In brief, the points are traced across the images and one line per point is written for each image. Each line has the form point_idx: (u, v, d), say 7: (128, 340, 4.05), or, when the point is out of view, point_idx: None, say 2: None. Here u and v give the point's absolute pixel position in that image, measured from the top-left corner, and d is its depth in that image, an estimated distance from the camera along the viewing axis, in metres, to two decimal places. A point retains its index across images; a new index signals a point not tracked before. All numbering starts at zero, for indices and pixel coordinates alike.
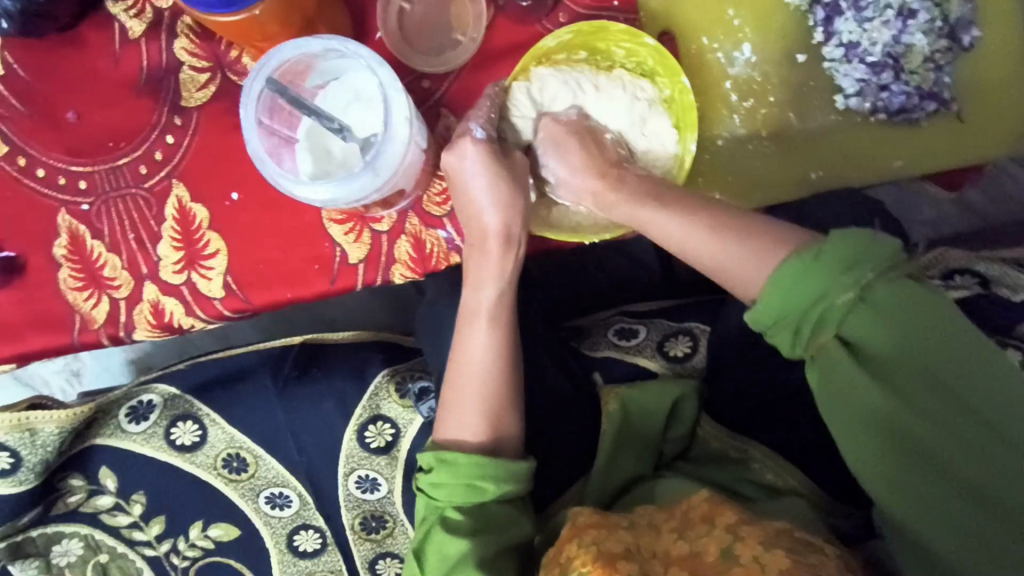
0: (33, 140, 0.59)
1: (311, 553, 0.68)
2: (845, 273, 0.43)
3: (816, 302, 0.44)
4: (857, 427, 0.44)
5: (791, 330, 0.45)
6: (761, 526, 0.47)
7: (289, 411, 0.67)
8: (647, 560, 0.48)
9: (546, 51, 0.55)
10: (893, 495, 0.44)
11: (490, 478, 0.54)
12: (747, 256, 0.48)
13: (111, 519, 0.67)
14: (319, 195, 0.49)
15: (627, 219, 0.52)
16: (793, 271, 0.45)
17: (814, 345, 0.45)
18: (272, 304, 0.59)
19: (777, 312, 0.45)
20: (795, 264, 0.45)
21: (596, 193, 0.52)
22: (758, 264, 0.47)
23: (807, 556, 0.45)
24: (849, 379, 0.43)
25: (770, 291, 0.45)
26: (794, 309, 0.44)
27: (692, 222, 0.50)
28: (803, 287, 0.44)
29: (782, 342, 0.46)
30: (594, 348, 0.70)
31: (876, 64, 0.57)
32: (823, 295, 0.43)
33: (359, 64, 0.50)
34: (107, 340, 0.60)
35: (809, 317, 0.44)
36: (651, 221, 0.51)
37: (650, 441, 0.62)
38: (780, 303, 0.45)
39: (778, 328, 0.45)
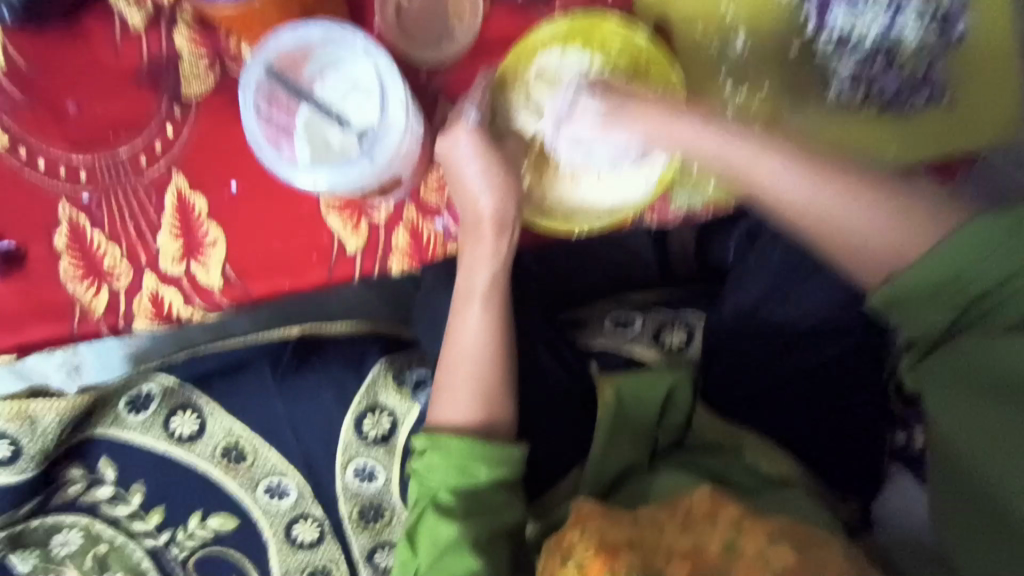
0: (35, 131, 0.60)
1: (310, 543, 0.68)
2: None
3: (957, 277, 0.51)
4: (960, 391, 0.51)
5: (923, 301, 0.52)
6: (764, 521, 0.48)
7: (287, 401, 0.67)
8: (649, 552, 0.48)
9: (538, 44, 0.56)
10: (951, 441, 0.52)
11: (482, 461, 0.55)
12: (887, 226, 0.55)
13: (110, 509, 0.68)
14: (319, 182, 0.50)
15: (715, 159, 0.56)
16: (957, 249, 0.51)
17: (953, 312, 0.52)
18: (271, 292, 0.59)
19: (916, 291, 0.52)
20: (972, 238, 0.50)
21: (652, 134, 0.55)
22: (893, 234, 0.55)
23: (812, 551, 0.46)
24: (1016, 348, 0.49)
25: (919, 271, 0.52)
26: (935, 286, 0.52)
27: (806, 179, 0.56)
28: (969, 268, 0.50)
29: (906, 318, 0.53)
30: (591, 339, 0.70)
31: (868, 54, 0.58)
32: (958, 274, 0.51)
33: (356, 53, 0.51)
34: (107, 329, 0.60)
35: (963, 293, 0.51)
36: (758, 167, 0.56)
37: (644, 430, 0.62)
38: (935, 278, 0.51)
39: (913, 303, 0.52)
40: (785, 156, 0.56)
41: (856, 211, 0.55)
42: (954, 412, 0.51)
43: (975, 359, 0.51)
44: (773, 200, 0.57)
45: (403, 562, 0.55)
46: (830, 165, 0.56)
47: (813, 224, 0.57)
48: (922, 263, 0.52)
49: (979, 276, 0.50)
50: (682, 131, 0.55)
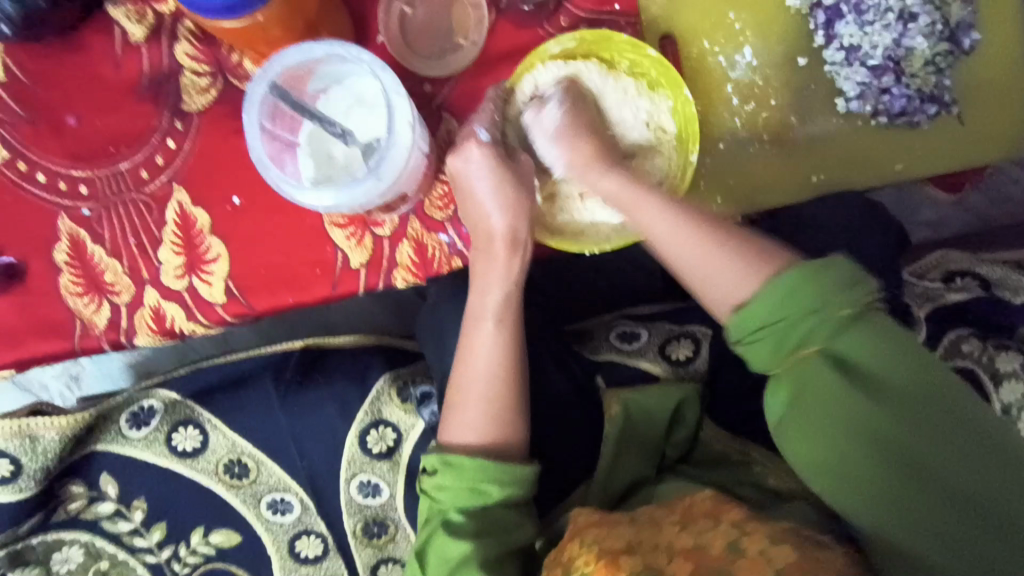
0: (34, 145, 0.59)
1: (313, 559, 0.67)
2: (848, 295, 0.45)
3: (785, 332, 0.45)
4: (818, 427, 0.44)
5: (775, 342, 0.46)
6: (766, 523, 0.48)
7: (291, 416, 0.66)
8: (649, 551, 0.48)
9: (544, 59, 0.55)
10: (852, 499, 0.44)
11: (493, 482, 0.54)
12: (721, 266, 0.49)
13: (111, 525, 0.67)
14: (323, 201, 0.49)
15: (614, 194, 0.53)
16: (785, 290, 0.46)
17: (788, 359, 0.46)
18: (274, 308, 0.59)
19: (761, 326, 0.46)
20: (789, 283, 0.46)
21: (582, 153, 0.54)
22: (737, 275, 0.49)
23: (818, 551, 0.46)
24: (820, 391, 0.44)
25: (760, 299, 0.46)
26: (790, 313, 0.45)
27: (682, 220, 0.51)
28: (786, 303, 0.45)
29: (757, 354, 0.47)
30: (596, 352, 0.70)
31: (877, 67, 0.58)
32: (810, 312, 0.45)
33: (361, 69, 0.50)
34: (108, 345, 0.59)
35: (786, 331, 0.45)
36: (643, 207, 0.52)
37: (652, 443, 0.62)
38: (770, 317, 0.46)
39: (762, 335, 0.46)
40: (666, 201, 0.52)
41: (707, 244, 0.50)
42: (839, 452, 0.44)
43: (817, 398, 0.44)
44: (657, 240, 0.52)
45: None
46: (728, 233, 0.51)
47: (686, 272, 0.51)
48: (754, 306, 0.46)
49: (824, 323, 0.45)
50: (597, 158, 0.53)
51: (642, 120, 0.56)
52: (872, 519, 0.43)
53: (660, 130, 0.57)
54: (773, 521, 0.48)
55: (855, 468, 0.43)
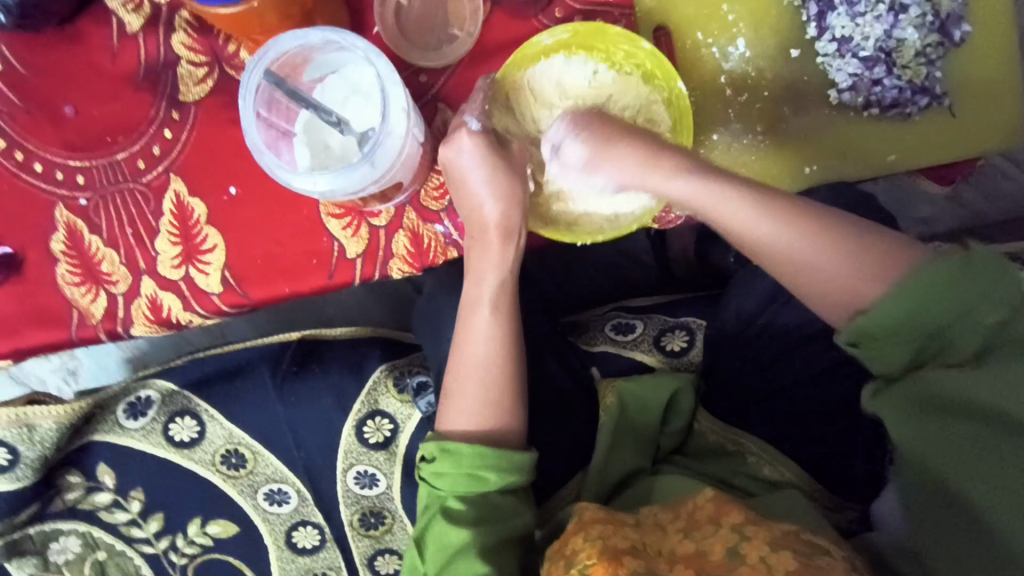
0: (31, 136, 0.59)
1: (310, 550, 0.68)
2: (995, 292, 0.41)
3: (922, 338, 0.43)
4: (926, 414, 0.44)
5: (909, 346, 0.44)
6: (768, 527, 0.47)
7: (287, 406, 0.67)
8: (653, 557, 0.49)
9: (535, 51, 0.56)
10: (929, 455, 0.44)
11: (492, 467, 0.54)
12: (838, 266, 0.47)
13: (108, 516, 0.67)
14: (318, 186, 0.49)
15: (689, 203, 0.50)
16: (923, 284, 0.43)
17: (909, 360, 0.44)
18: (270, 298, 0.59)
19: (888, 331, 0.44)
20: (925, 280, 0.43)
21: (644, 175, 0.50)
22: (857, 276, 0.47)
23: (817, 559, 0.44)
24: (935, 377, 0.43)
25: (886, 304, 0.44)
26: (915, 317, 0.43)
27: (782, 225, 0.48)
28: (922, 307, 0.43)
29: (890, 355, 0.44)
30: (592, 343, 0.70)
31: (869, 58, 0.58)
32: (953, 316, 0.42)
33: (356, 57, 0.51)
34: (105, 335, 0.60)
35: (921, 333, 0.43)
36: (730, 217, 0.49)
37: (647, 433, 0.63)
38: (906, 315, 0.43)
39: (896, 339, 0.44)
40: (760, 206, 0.48)
41: (812, 248, 0.48)
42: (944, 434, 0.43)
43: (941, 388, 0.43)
44: (754, 245, 0.49)
45: (412, 565, 0.55)
46: (833, 230, 0.48)
47: (793, 274, 0.49)
48: (883, 311, 0.44)
49: (977, 323, 0.42)
50: (668, 179, 0.50)
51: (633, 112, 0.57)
52: (943, 469, 0.43)
53: (654, 120, 0.56)
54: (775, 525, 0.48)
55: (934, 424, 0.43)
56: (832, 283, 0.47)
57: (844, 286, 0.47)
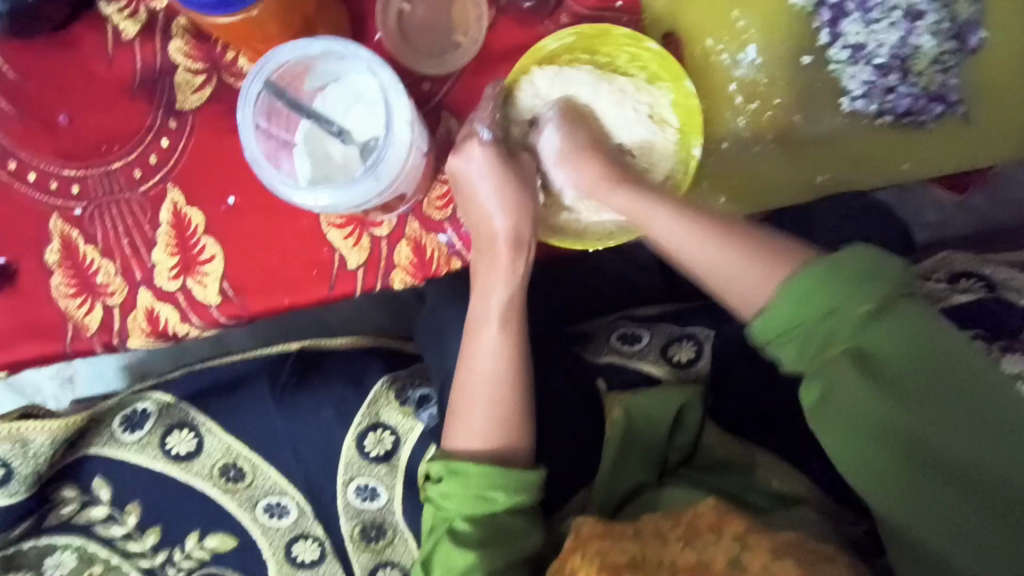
0: (25, 145, 0.58)
1: (310, 563, 0.66)
2: (866, 287, 0.43)
3: (809, 332, 0.44)
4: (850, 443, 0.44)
5: (801, 343, 0.44)
6: (770, 536, 0.46)
7: (287, 419, 0.65)
8: (653, 570, 0.47)
9: (544, 56, 0.55)
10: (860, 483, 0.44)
11: (501, 488, 0.53)
12: (744, 267, 0.48)
13: (104, 530, 0.66)
14: (319, 201, 0.47)
15: (622, 209, 0.52)
16: (805, 283, 0.45)
17: (814, 364, 0.45)
18: (270, 310, 0.58)
19: (782, 329, 0.45)
20: (812, 275, 0.45)
21: (594, 184, 0.53)
22: (753, 278, 0.48)
23: (822, 568, 0.44)
24: (847, 393, 0.44)
25: (782, 300, 0.45)
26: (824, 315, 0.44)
27: (691, 229, 0.50)
28: (814, 302, 0.44)
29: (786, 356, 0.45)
30: (597, 355, 0.68)
31: (883, 66, 0.57)
32: (837, 307, 0.43)
33: (359, 66, 0.49)
34: (100, 348, 0.58)
35: (806, 330, 0.44)
36: (650, 218, 0.51)
37: (655, 448, 0.61)
38: (789, 317, 0.45)
39: (785, 340, 0.45)
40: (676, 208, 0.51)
41: (714, 252, 0.49)
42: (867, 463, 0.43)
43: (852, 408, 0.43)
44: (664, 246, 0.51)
45: None
46: (741, 239, 0.49)
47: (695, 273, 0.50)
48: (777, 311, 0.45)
49: (851, 318, 0.43)
50: (610, 190, 0.52)
51: (646, 115, 0.55)
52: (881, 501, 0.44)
53: (664, 121, 0.56)
54: (777, 534, 0.47)
55: (889, 470, 0.43)
56: (728, 287, 0.49)
57: (738, 291, 0.48)
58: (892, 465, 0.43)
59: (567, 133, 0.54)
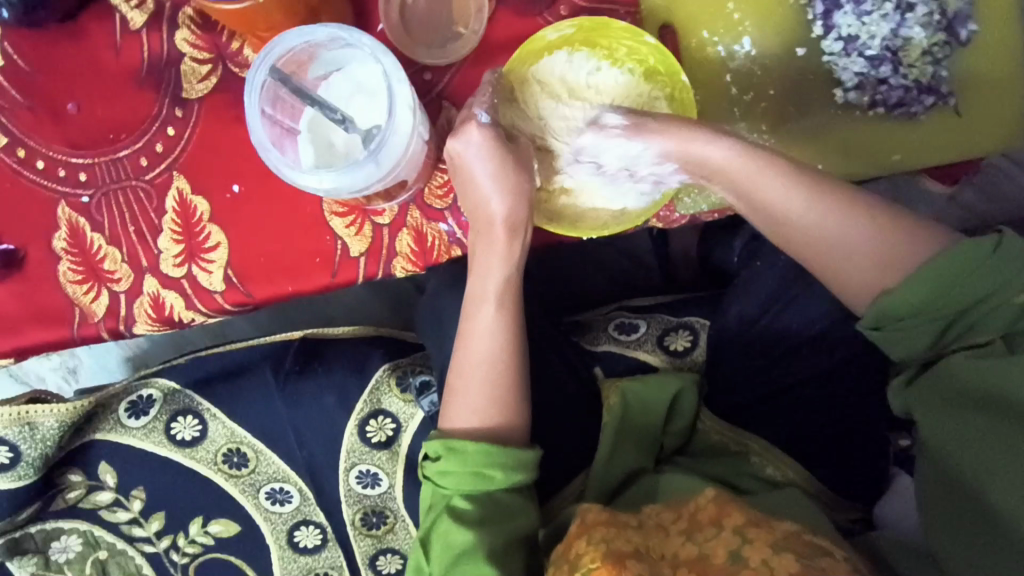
0: (34, 132, 0.59)
1: (311, 549, 0.67)
2: (1021, 276, 0.47)
3: (940, 306, 0.48)
4: (938, 406, 0.48)
5: (920, 326, 0.49)
6: (770, 529, 0.47)
7: (289, 406, 0.66)
8: (656, 560, 0.48)
9: (542, 45, 0.56)
10: (947, 451, 0.48)
11: (498, 466, 0.55)
12: (853, 235, 0.52)
13: (109, 515, 0.67)
14: (323, 184, 0.48)
15: (720, 170, 0.53)
16: (947, 268, 0.48)
17: (934, 345, 0.49)
18: (274, 296, 0.59)
19: (910, 311, 0.48)
20: (941, 265, 0.48)
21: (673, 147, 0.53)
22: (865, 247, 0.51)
23: (818, 560, 0.45)
24: (954, 366, 0.48)
25: (908, 288, 0.48)
26: (927, 304, 0.48)
27: (798, 192, 0.52)
28: (962, 286, 0.47)
29: (903, 337, 0.49)
30: (595, 343, 0.70)
31: (874, 57, 0.58)
32: (959, 294, 0.47)
33: (362, 54, 0.50)
34: (107, 333, 0.60)
35: (944, 308, 0.48)
36: (755, 182, 0.53)
37: (651, 434, 0.62)
38: (928, 294, 0.48)
39: (918, 316, 0.48)
40: (787, 175, 0.52)
41: (821, 220, 0.52)
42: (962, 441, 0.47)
43: (953, 379, 0.48)
44: (776, 217, 0.54)
45: (416, 567, 0.55)
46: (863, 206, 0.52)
47: (806, 245, 0.53)
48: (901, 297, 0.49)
49: (1008, 303, 0.47)
50: (696, 147, 0.52)
51: (636, 109, 0.57)
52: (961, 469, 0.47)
53: None
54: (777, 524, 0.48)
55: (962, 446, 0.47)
56: (840, 255, 0.52)
57: (849, 257, 0.52)
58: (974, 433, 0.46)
59: (634, 119, 0.53)
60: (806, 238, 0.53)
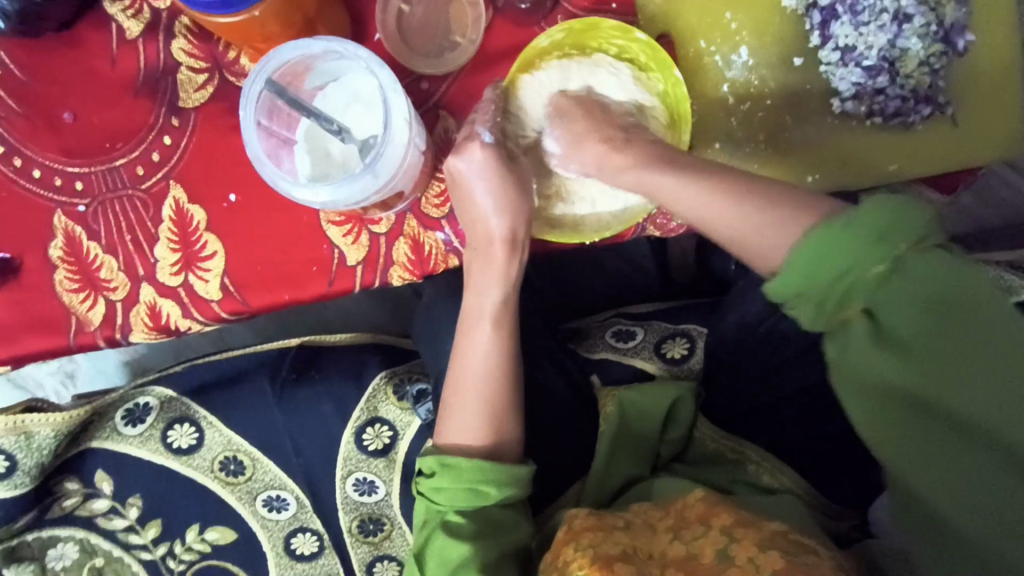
0: (30, 141, 0.59)
1: (308, 556, 0.67)
2: (877, 246, 0.40)
3: (832, 282, 0.41)
4: (870, 407, 0.42)
5: (819, 302, 0.42)
6: (757, 528, 0.47)
7: (287, 414, 0.66)
8: (643, 561, 0.48)
9: (538, 52, 0.56)
10: (890, 455, 0.42)
11: (491, 482, 0.55)
12: (765, 222, 0.47)
13: (106, 522, 0.67)
14: (320, 197, 0.48)
15: (631, 179, 0.52)
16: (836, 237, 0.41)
17: (830, 322, 0.43)
18: (271, 305, 0.59)
19: (793, 290, 0.43)
20: (829, 234, 0.42)
21: (602, 157, 0.53)
22: (775, 233, 0.47)
23: (801, 556, 0.45)
24: (861, 354, 0.42)
25: (795, 262, 0.43)
26: (809, 282, 0.42)
27: (701, 185, 0.49)
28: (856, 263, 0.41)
29: (804, 317, 0.43)
30: (592, 351, 0.70)
31: (872, 68, 0.58)
32: (849, 270, 0.41)
33: (357, 65, 0.50)
34: (103, 342, 0.59)
35: (835, 284, 0.41)
36: (657, 183, 0.51)
37: (647, 442, 0.62)
38: (802, 272, 0.42)
39: (802, 299, 0.43)
40: (687, 171, 0.50)
41: (727, 210, 0.48)
42: (907, 447, 0.41)
43: (871, 369, 0.41)
44: (687, 217, 0.50)
45: None
46: (778, 194, 0.48)
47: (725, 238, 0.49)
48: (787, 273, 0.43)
49: (863, 279, 0.41)
50: (617, 159, 0.52)
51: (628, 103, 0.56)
52: (906, 476, 0.42)
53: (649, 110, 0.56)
54: (764, 525, 0.48)
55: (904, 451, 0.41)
56: (758, 247, 0.48)
57: (767, 248, 0.47)
58: (918, 435, 0.41)
59: (567, 132, 0.54)
60: (707, 228, 0.50)
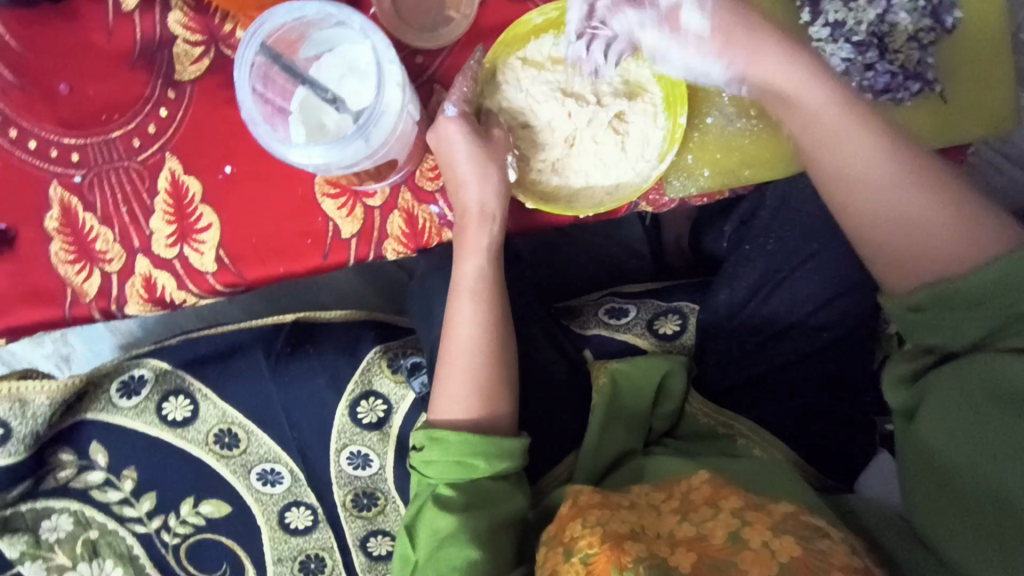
0: (26, 113, 0.59)
1: (303, 530, 0.68)
2: None
3: (1009, 312, 0.47)
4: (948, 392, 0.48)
5: (963, 319, 0.49)
6: (768, 512, 0.48)
7: (282, 387, 0.67)
8: (653, 540, 0.48)
9: (526, 31, 0.57)
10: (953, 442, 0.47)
11: (481, 455, 0.56)
12: (925, 221, 0.53)
13: (101, 495, 0.67)
14: (313, 159, 0.49)
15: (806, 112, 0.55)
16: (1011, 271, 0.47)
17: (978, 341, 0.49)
18: (265, 278, 0.59)
19: (960, 300, 0.49)
20: (1005, 270, 0.47)
21: (775, 70, 0.55)
22: (949, 239, 0.52)
23: (818, 543, 0.46)
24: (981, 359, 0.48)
25: (969, 280, 0.49)
26: (979, 301, 0.48)
27: (883, 163, 0.54)
28: (1012, 293, 0.47)
29: (953, 330, 0.49)
30: (585, 327, 0.71)
31: (860, 43, 0.58)
32: (999, 300, 0.48)
33: (352, 34, 0.51)
34: (99, 313, 0.60)
35: (998, 311, 0.48)
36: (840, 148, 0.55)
37: (638, 415, 0.63)
38: (979, 292, 0.48)
39: (962, 315, 0.49)
40: (873, 145, 0.54)
41: (893, 198, 0.54)
42: (970, 429, 0.47)
43: (989, 369, 0.47)
44: (856, 184, 0.55)
45: (403, 555, 0.56)
46: (943, 194, 0.53)
47: (880, 218, 0.54)
48: (965, 284, 0.49)
49: None
50: (790, 73, 0.55)
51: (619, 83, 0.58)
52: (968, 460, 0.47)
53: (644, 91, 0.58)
54: (773, 507, 0.49)
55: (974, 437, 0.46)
56: (899, 236, 0.54)
57: (921, 245, 0.53)
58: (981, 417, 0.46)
59: (725, 32, 0.55)
60: (865, 203, 0.55)
